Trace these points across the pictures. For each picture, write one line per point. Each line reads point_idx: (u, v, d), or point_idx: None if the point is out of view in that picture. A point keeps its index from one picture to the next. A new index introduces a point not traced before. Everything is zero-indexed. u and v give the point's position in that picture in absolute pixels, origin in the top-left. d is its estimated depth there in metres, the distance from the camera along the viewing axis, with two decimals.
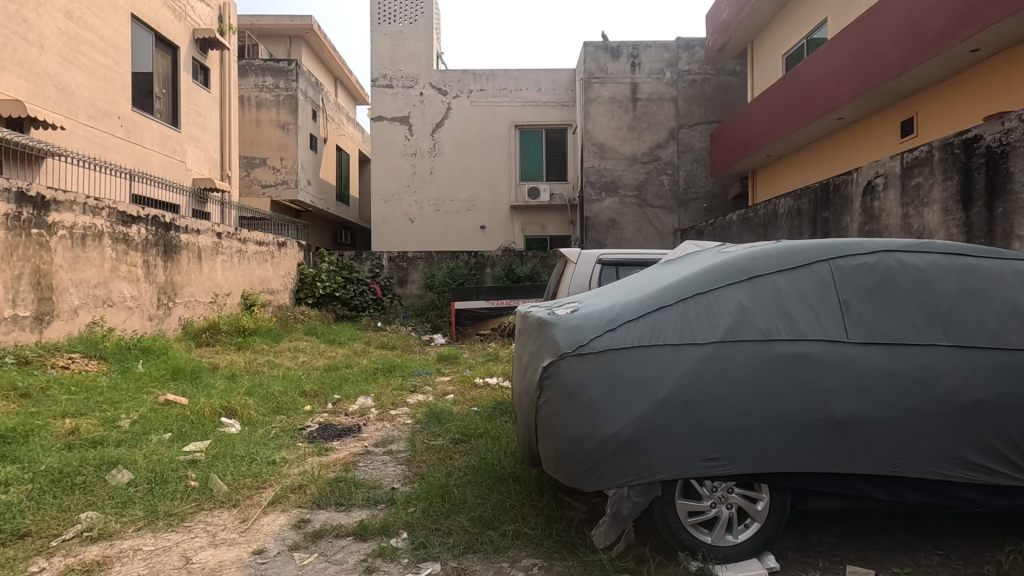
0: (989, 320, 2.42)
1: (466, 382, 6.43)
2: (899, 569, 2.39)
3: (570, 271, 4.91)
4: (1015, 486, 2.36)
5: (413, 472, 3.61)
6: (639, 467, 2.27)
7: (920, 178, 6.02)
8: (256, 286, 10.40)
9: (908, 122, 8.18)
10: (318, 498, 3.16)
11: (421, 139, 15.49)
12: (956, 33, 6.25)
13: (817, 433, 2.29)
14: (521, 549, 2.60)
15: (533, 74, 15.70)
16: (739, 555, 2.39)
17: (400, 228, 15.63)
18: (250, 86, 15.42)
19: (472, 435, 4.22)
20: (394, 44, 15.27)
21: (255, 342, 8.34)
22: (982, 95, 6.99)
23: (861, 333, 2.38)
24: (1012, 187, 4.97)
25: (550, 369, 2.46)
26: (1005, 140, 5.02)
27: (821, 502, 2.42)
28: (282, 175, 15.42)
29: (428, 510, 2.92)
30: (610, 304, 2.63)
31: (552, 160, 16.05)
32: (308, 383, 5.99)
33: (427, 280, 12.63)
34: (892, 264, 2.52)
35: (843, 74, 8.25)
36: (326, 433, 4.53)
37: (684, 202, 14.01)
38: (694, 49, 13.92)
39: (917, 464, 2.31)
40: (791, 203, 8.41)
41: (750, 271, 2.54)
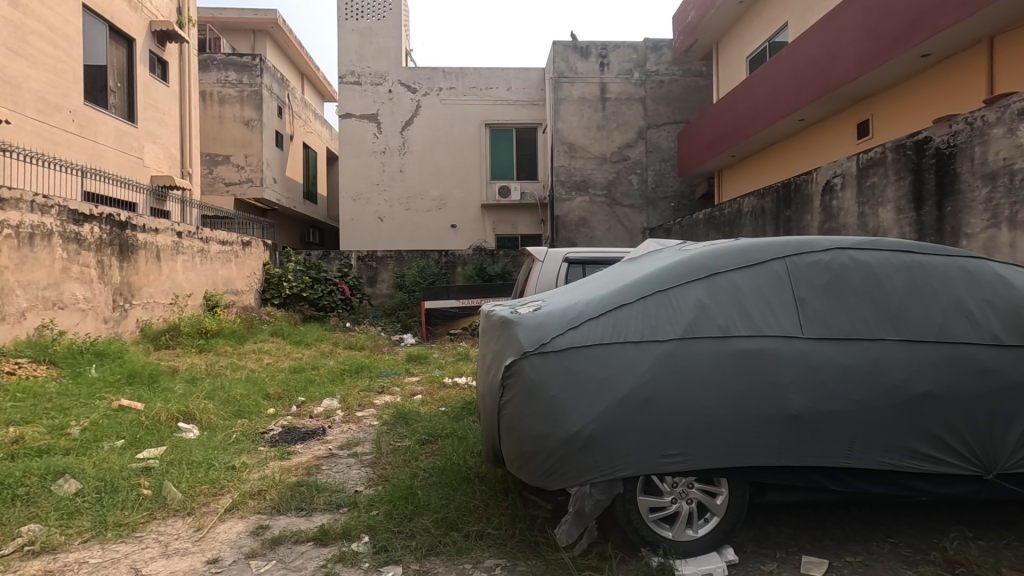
0: (936, 314, 2.50)
1: (435, 382, 6.36)
2: (852, 557, 2.45)
3: (537, 270, 4.91)
4: (960, 475, 2.44)
5: (377, 474, 3.56)
6: (601, 464, 2.28)
7: (875, 177, 6.21)
8: (219, 286, 10.12)
9: (864, 124, 8.44)
10: (278, 504, 3.08)
11: (390, 137, 15.31)
12: (908, 39, 6.48)
13: (773, 428, 2.34)
14: (485, 549, 2.59)
15: (503, 73, 15.67)
16: (699, 549, 2.42)
17: (369, 227, 15.43)
18: (211, 81, 14.99)
19: (439, 435, 4.20)
20: (362, 40, 15.06)
21: (218, 344, 8.12)
22: (933, 99, 7.25)
23: (815, 329, 2.44)
24: (960, 187, 5.19)
25: (512, 368, 2.44)
26: (952, 142, 5.25)
27: (779, 495, 2.47)
28: (246, 172, 15.04)
29: (391, 512, 2.88)
30: (572, 303, 2.64)
31: (522, 159, 16.03)
32: (272, 386, 5.84)
33: (397, 279, 12.50)
34: (845, 261, 2.59)
35: (804, 76, 8.47)
36: (289, 436, 4.43)
37: (653, 201, 14.19)
38: (661, 50, 14.11)
39: (868, 454, 2.38)
40: (754, 202, 8.61)
41: (709, 269, 2.58)
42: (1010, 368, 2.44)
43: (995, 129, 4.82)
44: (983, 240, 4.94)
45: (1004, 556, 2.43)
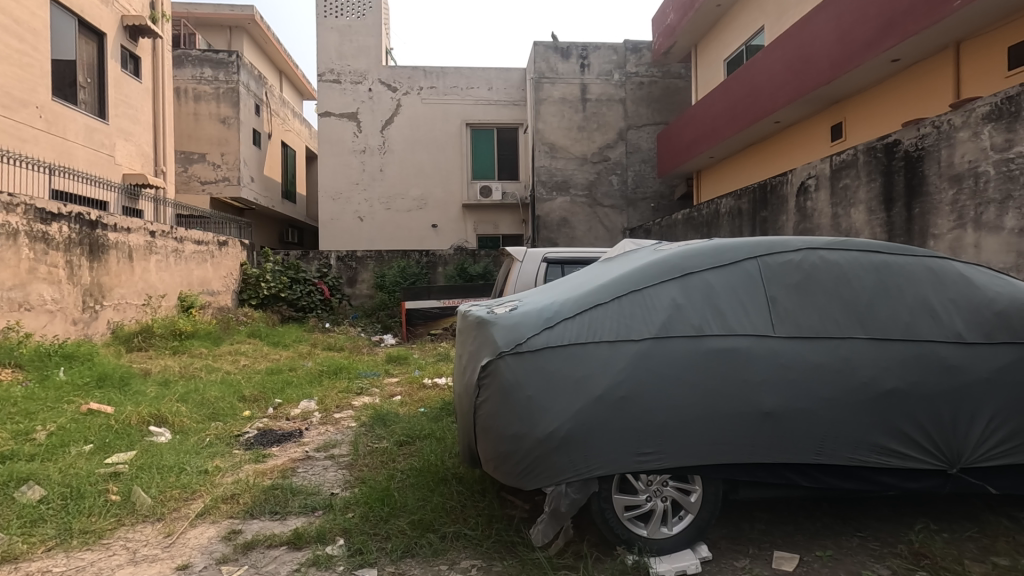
0: (902, 313, 2.56)
1: (415, 383, 6.33)
2: (822, 552, 2.50)
3: (516, 270, 4.91)
4: (926, 469, 2.50)
5: (354, 476, 3.53)
6: (576, 463, 2.29)
7: (847, 179, 6.34)
8: (195, 287, 9.94)
9: (837, 127, 8.61)
10: (252, 507, 3.03)
11: (370, 136, 15.19)
12: (879, 44, 6.63)
13: (745, 426, 2.37)
14: (461, 550, 2.58)
15: (483, 73, 15.64)
16: (674, 547, 2.44)
17: (350, 226, 15.29)
18: (186, 77, 14.71)
19: (418, 435, 4.18)
20: (342, 38, 14.92)
21: (193, 345, 7.97)
22: (902, 102, 7.42)
23: (786, 328, 2.47)
24: (928, 189, 5.33)
25: (488, 368, 2.44)
26: (920, 145, 5.40)
27: (751, 491, 2.50)
28: (223, 171, 14.79)
29: (368, 515, 2.85)
30: (548, 303, 2.64)
31: (503, 159, 16.02)
32: (248, 388, 5.74)
33: (377, 279, 12.40)
34: (815, 261, 2.64)
35: (780, 80, 8.61)
36: (265, 438, 4.36)
37: (633, 202, 14.30)
38: (641, 52, 14.24)
39: (838, 451, 2.42)
40: (732, 203, 8.73)
41: (683, 268, 2.61)
42: (973, 365, 2.51)
43: (961, 133, 4.97)
44: (950, 241, 5.09)
45: (967, 548, 2.50)
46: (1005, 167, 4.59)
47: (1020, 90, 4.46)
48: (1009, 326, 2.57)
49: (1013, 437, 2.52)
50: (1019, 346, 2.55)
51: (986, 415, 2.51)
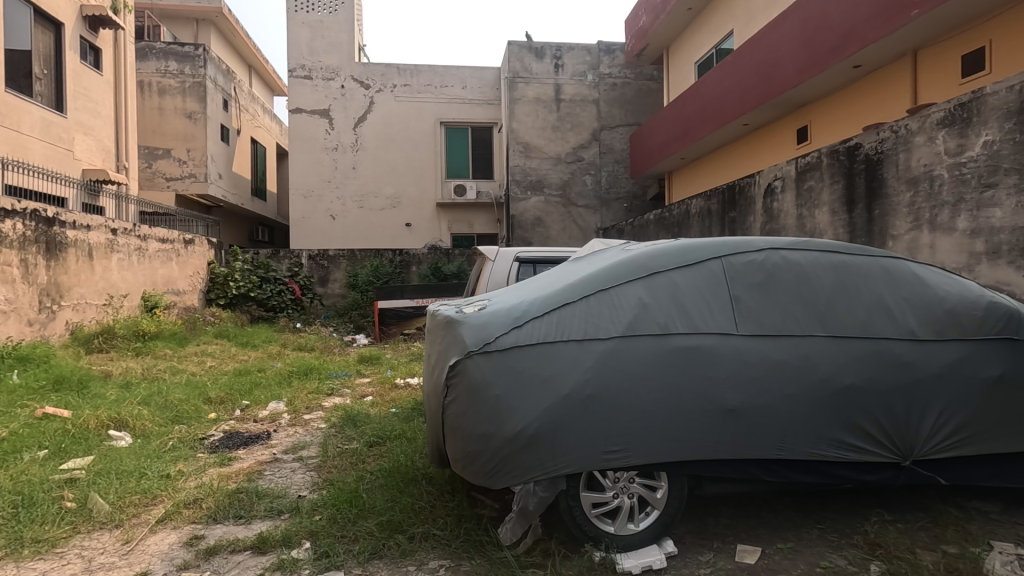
0: (859, 312, 2.63)
1: (387, 383, 6.26)
2: (783, 544, 2.56)
3: (488, 269, 4.92)
4: (882, 462, 2.58)
5: (322, 478, 3.48)
6: (545, 462, 2.30)
7: (811, 181, 6.52)
8: (159, 286, 9.66)
9: (803, 130, 8.83)
10: (215, 512, 2.97)
11: (342, 134, 14.99)
12: (841, 50, 6.85)
13: (709, 422, 2.41)
14: (429, 551, 2.57)
15: (458, 71, 15.56)
16: (640, 543, 2.47)
17: (321, 225, 15.07)
18: (150, 71, 14.29)
19: (388, 436, 4.15)
20: (313, 33, 14.68)
21: (157, 346, 7.75)
22: (864, 107, 7.65)
23: (749, 326, 2.53)
24: (887, 191, 5.52)
25: (456, 368, 2.43)
26: (880, 149, 5.59)
27: (715, 487, 2.55)
28: (189, 167, 14.41)
29: (335, 517, 2.81)
30: (517, 302, 2.65)
31: (478, 159, 15.97)
32: (214, 390, 5.60)
33: (350, 279, 12.24)
34: (777, 260, 2.71)
35: (748, 83, 8.79)
36: (231, 441, 4.27)
37: (606, 202, 14.41)
38: (614, 53, 14.39)
39: (798, 446, 2.49)
40: (702, 204, 8.88)
41: (649, 268, 2.65)
42: (926, 361, 2.59)
43: (917, 137, 5.16)
44: (907, 241, 5.28)
45: (919, 537, 2.59)
46: (958, 171, 4.78)
47: (972, 97, 4.65)
48: (960, 324, 2.66)
49: (963, 429, 2.62)
50: (970, 341, 2.64)
51: (938, 409, 2.60)
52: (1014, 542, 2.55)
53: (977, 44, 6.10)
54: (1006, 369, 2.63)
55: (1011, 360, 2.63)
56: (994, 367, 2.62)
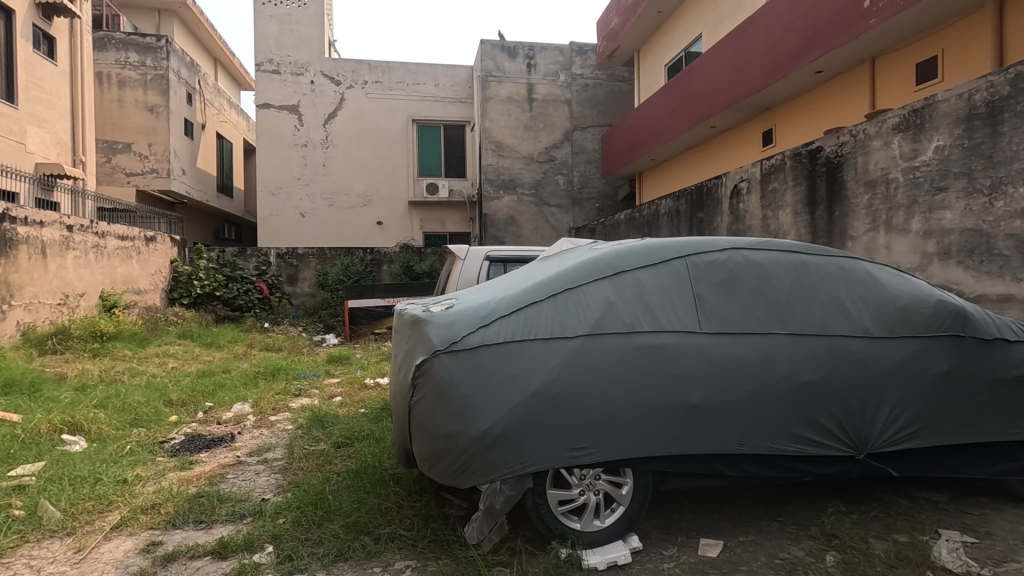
0: (817, 310, 2.71)
1: (356, 384, 6.18)
2: (745, 537, 2.62)
3: (458, 268, 4.90)
4: (838, 456, 2.66)
5: (287, 481, 3.41)
6: (511, 460, 2.31)
7: (775, 183, 6.68)
8: (119, 285, 9.32)
9: (768, 133, 9.04)
10: (174, 517, 2.88)
11: (312, 130, 14.74)
12: (805, 55, 7.04)
13: (672, 418, 2.45)
14: (395, 552, 2.55)
15: (430, 69, 15.43)
16: (606, 539, 2.50)
17: (290, 223, 14.80)
18: (109, 62, 13.81)
19: (357, 437, 4.09)
20: (282, 27, 14.39)
21: (115, 348, 7.46)
22: (826, 111, 7.87)
23: (711, 324, 2.58)
24: (846, 193, 5.70)
25: (422, 368, 2.42)
26: (840, 152, 5.77)
27: (679, 482, 2.60)
28: (151, 162, 13.96)
29: (299, 520, 2.77)
30: (485, 300, 2.65)
31: (451, 157, 15.86)
32: (175, 391, 5.44)
33: (320, 278, 12.04)
34: (739, 260, 2.77)
35: (716, 86, 8.95)
36: (193, 444, 4.15)
37: (578, 201, 14.50)
38: (586, 54, 14.50)
39: (759, 441, 2.54)
40: (671, 205, 9.02)
41: (615, 268, 2.69)
42: (880, 357, 2.68)
43: (875, 142, 5.35)
44: (865, 242, 5.47)
45: (872, 527, 2.69)
46: (912, 175, 4.96)
47: (925, 104, 4.85)
48: (913, 321, 2.76)
49: (914, 422, 2.72)
50: (921, 338, 2.74)
51: (891, 403, 2.69)
52: (960, 530, 2.67)
53: (930, 53, 6.36)
54: (953, 364, 2.74)
55: (958, 356, 2.75)
56: (942, 362, 2.73)
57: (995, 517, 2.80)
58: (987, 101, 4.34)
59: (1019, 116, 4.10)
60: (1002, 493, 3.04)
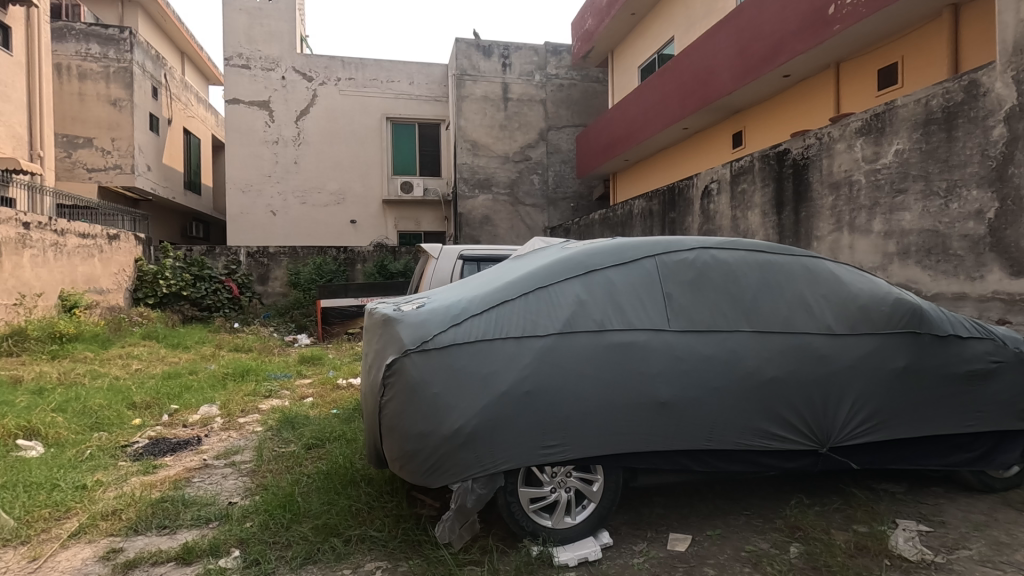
0: (782, 308, 2.78)
1: (328, 384, 6.08)
2: (713, 531, 2.67)
3: (431, 267, 4.88)
4: (802, 450, 2.73)
5: (255, 484, 3.35)
6: (482, 460, 2.31)
7: (745, 184, 6.82)
8: (80, 285, 9.00)
9: (737, 135, 9.23)
10: (136, 523, 2.80)
11: (283, 127, 14.48)
12: (773, 60, 7.20)
13: (642, 416, 2.48)
14: (366, 553, 2.52)
15: (405, 66, 15.29)
16: (577, 535, 2.52)
17: (261, 221, 14.51)
18: (69, 53, 13.33)
19: (328, 438, 4.04)
20: (251, 21, 14.11)
21: (75, 350, 7.21)
22: (793, 114, 8.07)
23: (680, 322, 2.63)
24: (811, 195, 5.86)
25: (393, 367, 2.40)
26: (806, 155, 5.92)
27: (649, 478, 2.63)
28: (114, 158, 13.52)
29: (267, 523, 2.72)
30: (456, 299, 2.65)
31: (425, 156, 15.75)
32: (139, 394, 5.28)
33: (292, 277, 11.84)
34: (707, 259, 2.83)
35: (688, 88, 9.10)
36: (157, 448, 4.03)
37: (554, 201, 14.56)
38: (561, 54, 14.58)
39: (726, 437, 2.60)
40: (644, 205, 9.13)
41: (586, 266, 2.71)
42: (842, 354, 2.76)
43: (839, 144, 5.51)
44: (829, 242, 5.63)
45: (834, 518, 2.77)
46: (873, 177, 5.12)
47: (885, 109, 5.02)
48: (874, 318, 2.85)
49: (874, 416, 2.81)
50: (880, 335, 2.83)
51: (852, 398, 2.77)
52: (916, 519, 2.77)
53: (891, 60, 6.56)
54: (911, 360, 2.84)
55: (915, 352, 2.85)
56: (900, 359, 2.83)
57: (949, 506, 2.91)
58: (943, 107, 4.51)
59: (972, 122, 4.29)
60: (956, 484, 3.16)
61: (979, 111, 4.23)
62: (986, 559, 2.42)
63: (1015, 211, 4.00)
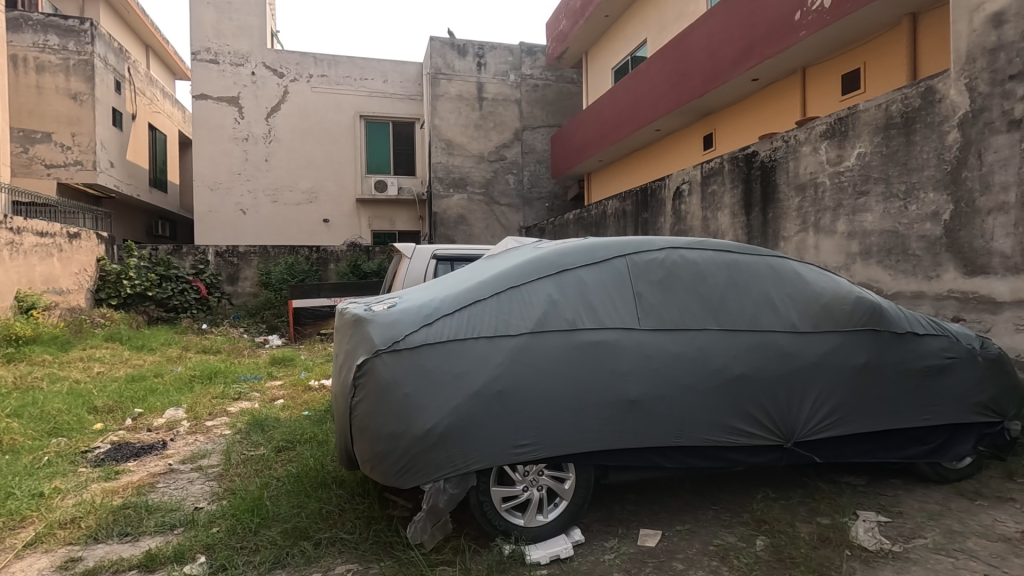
0: (749, 306, 2.84)
1: (299, 386, 5.98)
2: (682, 526, 2.72)
3: (404, 266, 4.84)
4: (768, 446, 2.79)
5: (223, 488, 3.28)
6: (454, 460, 2.31)
7: (715, 185, 6.94)
8: (38, 285, 8.66)
9: (708, 137, 9.39)
10: (97, 530, 2.71)
11: (253, 124, 14.20)
12: (742, 63, 7.36)
13: (612, 414, 2.51)
14: (337, 556, 2.50)
15: (379, 64, 15.14)
16: (549, 533, 2.53)
17: (230, 220, 14.20)
18: (26, 45, 12.84)
19: (299, 440, 3.97)
20: (219, 15, 13.79)
21: (33, 353, 6.95)
22: (761, 118, 8.26)
23: (650, 320, 2.67)
24: (778, 196, 6.00)
25: (363, 368, 2.38)
26: (773, 157, 6.06)
27: (619, 475, 2.66)
28: (74, 154, 13.07)
29: (234, 528, 2.67)
30: (429, 299, 2.63)
31: (400, 155, 15.61)
32: (100, 398, 5.11)
33: (262, 277, 11.61)
34: (676, 259, 2.88)
35: (660, 90, 9.22)
36: (119, 453, 3.92)
37: (529, 201, 14.59)
38: (536, 55, 14.62)
39: (694, 434, 2.64)
40: (617, 205, 9.22)
41: (558, 266, 2.74)
42: (807, 351, 2.84)
43: (804, 147, 5.66)
44: (795, 242, 5.78)
45: (798, 511, 2.85)
46: (837, 179, 5.27)
47: (848, 113, 5.18)
48: (836, 316, 2.94)
49: (837, 411, 2.89)
50: (842, 332, 2.91)
51: (816, 394, 2.85)
52: (876, 510, 2.87)
53: (854, 66, 6.77)
54: (871, 357, 2.94)
55: (875, 349, 2.95)
56: (861, 355, 2.92)
57: (907, 497, 3.02)
58: (902, 112, 4.67)
59: (929, 127, 4.46)
60: (914, 476, 3.28)
61: (935, 117, 4.41)
62: (940, 546, 2.52)
63: (968, 212, 4.18)
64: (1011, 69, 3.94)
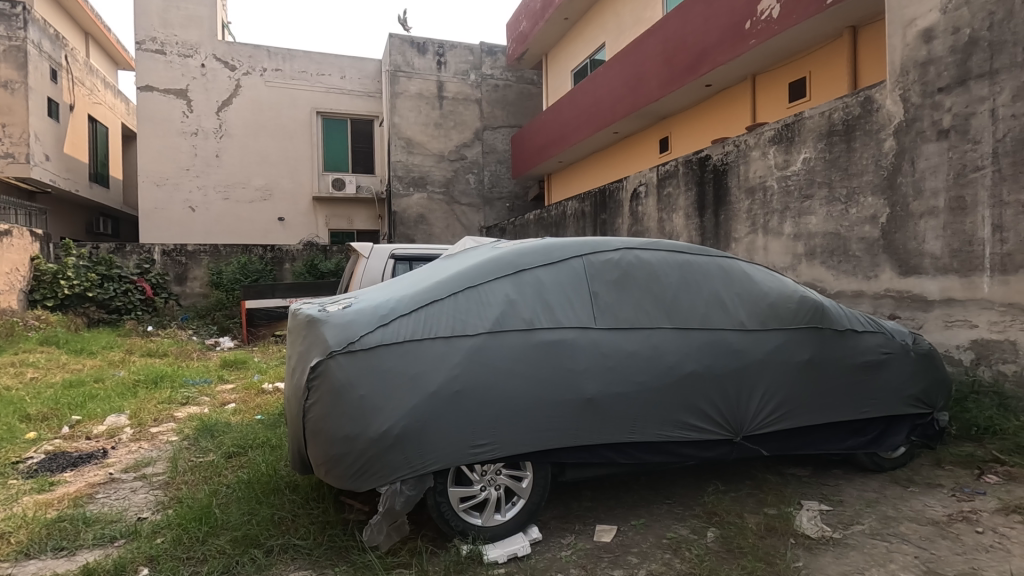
0: (700, 305, 2.93)
1: (251, 390, 5.78)
2: (637, 520, 2.78)
3: (361, 266, 4.77)
4: (719, 440, 2.88)
5: (168, 496, 3.15)
6: (411, 461, 2.29)
7: (670, 188, 7.11)
8: None
9: (664, 140, 9.60)
10: (28, 546, 2.56)
11: (203, 118, 13.68)
12: (696, 69, 7.57)
13: (568, 412, 2.54)
14: (290, 562, 2.44)
15: (336, 60, 14.83)
16: (506, 532, 2.54)
17: (178, 217, 13.64)
18: None
19: (250, 445, 3.85)
20: (167, 4, 13.22)
21: None
22: (713, 122, 8.51)
23: (606, 320, 2.71)
24: (730, 199, 6.19)
25: (317, 369, 2.33)
26: (725, 161, 6.25)
27: (576, 472, 2.69)
28: (5, 145, 12.25)
29: (180, 537, 2.56)
30: (385, 299, 2.60)
31: (358, 153, 15.31)
32: (34, 405, 4.81)
33: (212, 276, 11.19)
34: (631, 259, 2.94)
35: (618, 93, 9.38)
36: (54, 463, 3.70)
37: (489, 201, 14.58)
38: (496, 55, 14.63)
39: (649, 430, 2.70)
40: (576, 206, 9.33)
41: (516, 265, 2.75)
42: (754, 348, 2.94)
43: (754, 152, 5.87)
44: (746, 244, 5.98)
45: (747, 502, 2.96)
46: (785, 183, 5.49)
47: (794, 120, 5.40)
48: (782, 315, 3.06)
49: (783, 405, 3.01)
50: (787, 330, 3.04)
51: (763, 389, 2.96)
52: (818, 499, 3.00)
53: (800, 75, 7.06)
54: (814, 353, 3.07)
55: (817, 346, 3.08)
56: (805, 352, 3.05)
57: (847, 487, 3.18)
58: (844, 120, 4.90)
59: (867, 134, 4.70)
60: (853, 466, 3.45)
61: (873, 124, 4.65)
62: (876, 532, 2.66)
63: (903, 216, 4.43)
64: (940, 82, 4.19)
